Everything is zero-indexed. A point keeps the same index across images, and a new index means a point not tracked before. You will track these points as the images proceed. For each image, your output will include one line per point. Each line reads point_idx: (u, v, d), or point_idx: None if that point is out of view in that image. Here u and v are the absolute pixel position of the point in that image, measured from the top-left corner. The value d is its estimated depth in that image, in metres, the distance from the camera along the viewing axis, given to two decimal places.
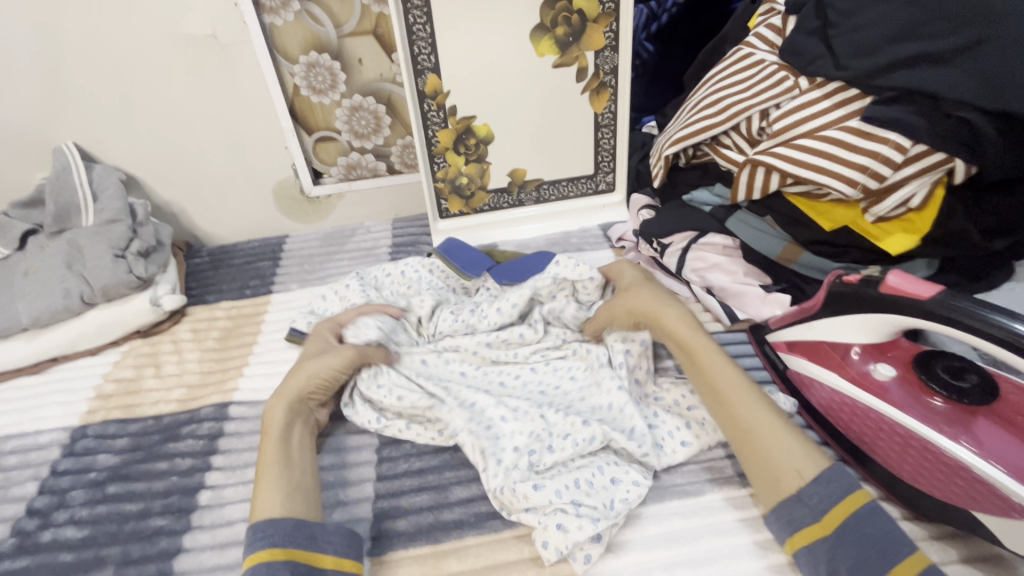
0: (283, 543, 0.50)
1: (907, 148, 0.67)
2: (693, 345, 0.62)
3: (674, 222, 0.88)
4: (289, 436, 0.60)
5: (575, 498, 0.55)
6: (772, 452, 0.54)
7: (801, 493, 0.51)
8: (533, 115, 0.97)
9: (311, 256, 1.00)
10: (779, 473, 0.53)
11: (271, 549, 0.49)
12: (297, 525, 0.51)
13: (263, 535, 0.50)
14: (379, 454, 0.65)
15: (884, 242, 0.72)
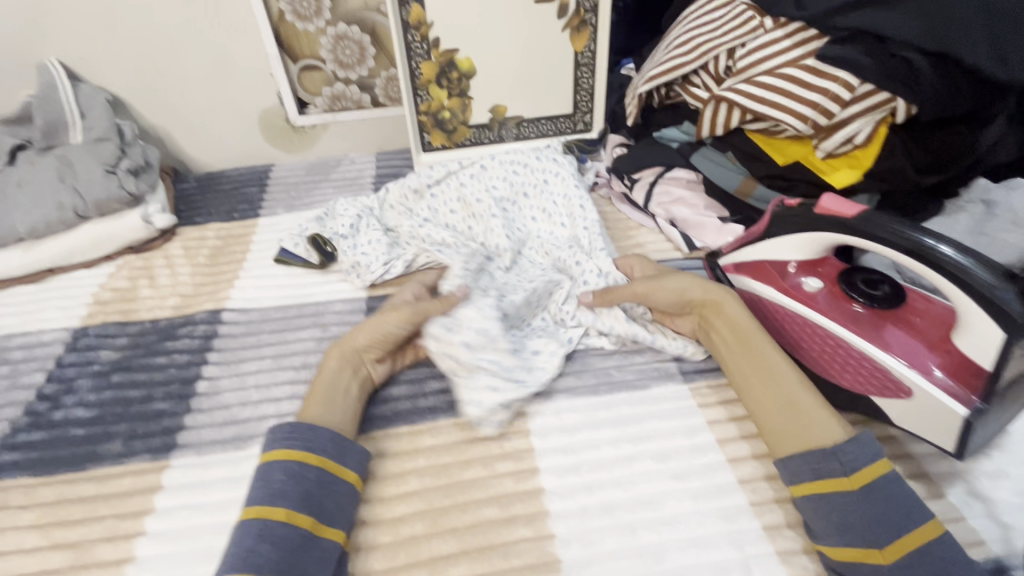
0: (320, 453, 0.54)
1: (854, 87, 0.72)
2: (742, 320, 0.62)
3: (644, 157, 0.95)
4: (337, 388, 0.61)
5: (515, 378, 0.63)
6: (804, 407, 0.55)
7: (840, 449, 0.51)
8: (515, 51, 1.00)
9: (297, 184, 1.04)
10: (810, 430, 0.54)
11: (309, 453, 0.53)
12: (334, 440, 0.55)
13: (297, 438, 0.54)
14: None
15: (830, 177, 0.78)
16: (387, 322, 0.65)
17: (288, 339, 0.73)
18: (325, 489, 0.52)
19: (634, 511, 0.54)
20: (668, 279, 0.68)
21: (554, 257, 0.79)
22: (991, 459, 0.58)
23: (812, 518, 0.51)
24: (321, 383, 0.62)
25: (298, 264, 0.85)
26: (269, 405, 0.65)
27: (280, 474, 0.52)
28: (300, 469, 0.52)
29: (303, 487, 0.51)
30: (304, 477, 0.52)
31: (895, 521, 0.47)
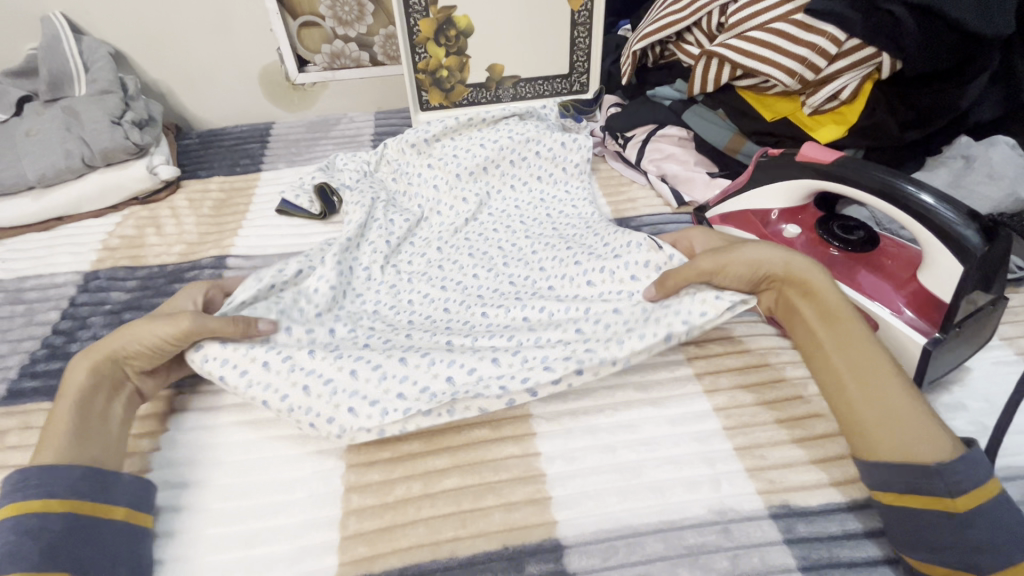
0: (64, 495, 0.47)
1: (842, 42, 0.74)
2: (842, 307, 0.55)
3: (638, 115, 0.97)
4: (91, 411, 0.53)
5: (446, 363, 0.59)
6: (906, 416, 0.49)
7: (944, 468, 0.45)
8: (513, 10, 1.01)
9: (297, 141, 1.06)
10: (912, 446, 0.47)
11: (48, 500, 0.46)
12: (84, 476, 0.49)
13: (28, 486, 0.46)
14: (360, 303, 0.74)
15: (817, 133, 0.81)
16: (155, 331, 0.57)
17: None
18: (76, 536, 0.46)
19: (615, 433, 0.58)
20: (747, 248, 0.59)
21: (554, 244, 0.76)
22: (951, 393, 0.61)
23: (898, 529, 0.47)
24: (68, 398, 0.53)
25: (299, 215, 0.88)
26: None
27: (10, 534, 0.44)
28: (39, 522, 0.45)
29: (43, 543, 0.44)
30: (44, 532, 0.45)
31: (1003, 548, 0.43)
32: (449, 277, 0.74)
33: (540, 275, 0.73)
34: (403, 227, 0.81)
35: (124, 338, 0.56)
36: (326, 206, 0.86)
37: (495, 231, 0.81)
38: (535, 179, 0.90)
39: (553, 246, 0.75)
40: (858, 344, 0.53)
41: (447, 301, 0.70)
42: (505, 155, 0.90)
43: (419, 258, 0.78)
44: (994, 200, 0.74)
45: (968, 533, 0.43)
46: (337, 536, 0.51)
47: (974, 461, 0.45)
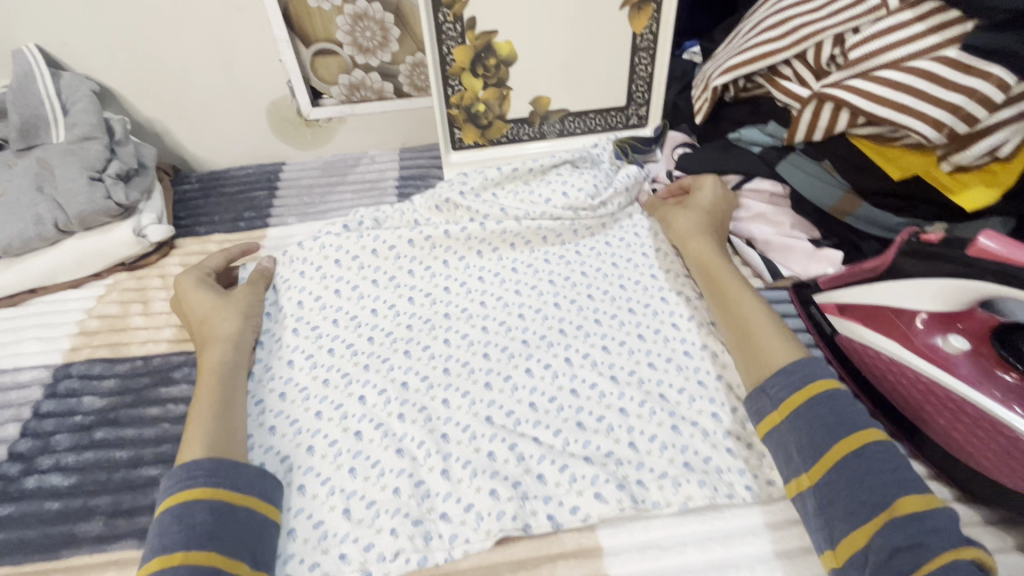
0: (246, 490, 0.50)
1: (1011, 88, 0.56)
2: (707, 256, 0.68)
3: (715, 163, 0.80)
4: (224, 375, 0.59)
5: (494, 449, 0.55)
6: (756, 331, 0.58)
7: (766, 384, 0.54)
8: (565, 33, 0.85)
9: (311, 186, 0.91)
10: (761, 352, 0.57)
11: (234, 492, 0.49)
12: (259, 475, 0.52)
13: (199, 476, 0.48)
14: (387, 357, 0.64)
15: (959, 197, 0.63)
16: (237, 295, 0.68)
17: (296, 347, 0.66)
18: (257, 531, 0.48)
19: None
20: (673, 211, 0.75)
21: (614, 309, 0.68)
22: None
23: None
24: (209, 374, 0.59)
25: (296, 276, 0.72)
26: (275, 429, 0.59)
27: (200, 510, 0.46)
28: (227, 506, 0.48)
29: (226, 536, 0.46)
30: (239, 514, 0.48)
31: (816, 442, 0.48)
32: (487, 321, 0.68)
33: (596, 316, 0.68)
34: (422, 265, 0.74)
35: (229, 321, 0.64)
36: (325, 257, 0.73)
37: (529, 270, 0.74)
38: (577, 222, 0.77)
39: (611, 301, 0.69)
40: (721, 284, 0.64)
41: (486, 346, 0.65)
42: (523, 200, 0.77)
43: (449, 295, 0.71)
44: None
45: (791, 437, 0.50)
46: None
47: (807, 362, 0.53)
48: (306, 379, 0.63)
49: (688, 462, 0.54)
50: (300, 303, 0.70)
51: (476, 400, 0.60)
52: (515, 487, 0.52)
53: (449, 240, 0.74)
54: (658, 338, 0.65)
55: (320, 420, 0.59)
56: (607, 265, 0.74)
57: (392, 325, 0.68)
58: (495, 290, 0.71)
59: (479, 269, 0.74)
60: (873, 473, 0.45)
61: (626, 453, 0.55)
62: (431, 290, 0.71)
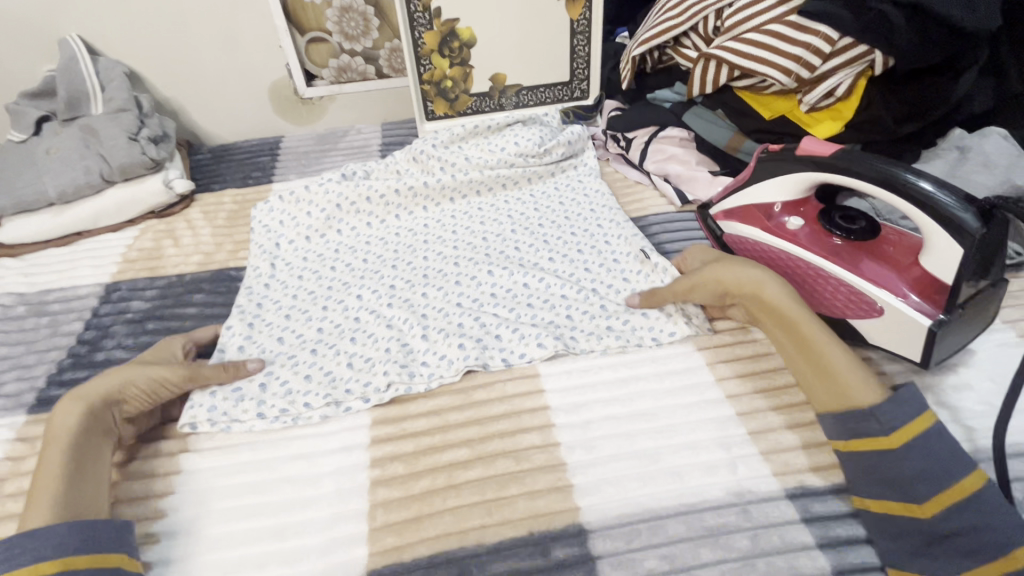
0: (58, 555, 0.45)
1: (835, 41, 0.77)
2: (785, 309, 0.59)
3: (638, 118, 1.00)
4: (84, 449, 0.54)
5: (464, 321, 0.71)
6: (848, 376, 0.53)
7: (877, 407, 0.50)
8: (516, 20, 1.04)
9: (307, 153, 1.08)
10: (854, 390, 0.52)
11: (39, 564, 0.45)
12: (72, 531, 0.47)
13: (18, 553, 0.45)
14: (376, 268, 0.81)
15: (814, 129, 0.83)
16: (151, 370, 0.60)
17: (306, 266, 0.83)
18: None
19: (633, 421, 0.59)
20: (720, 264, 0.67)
21: (559, 231, 0.85)
22: (958, 373, 0.63)
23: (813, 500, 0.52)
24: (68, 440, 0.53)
25: (303, 211, 0.90)
26: (291, 313, 0.75)
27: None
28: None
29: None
30: None
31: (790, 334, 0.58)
32: (459, 243, 0.85)
33: (546, 237, 0.85)
34: (406, 209, 0.91)
35: (107, 381, 0.57)
36: (325, 197, 0.90)
37: (493, 210, 0.91)
38: (527, 167, 0.95)
39: (557, 226, 0.86)
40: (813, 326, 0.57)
41: (456, 259, 0.81)
42: (483, 149, 0.95)
43: (429, 229, 0.88)
44: (991, 187, 0.74)
45: (901, 466, 0.47)
46: (368, 457, 0.59)
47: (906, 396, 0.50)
48: (314, 287, 0.79)
49: (611, 326, 0.69)
50: (309, 239, 0.87)
51: (451, 293, 0.75)
52: (478, 342, 0.68)
53: (425, 188, 0.91)
54: (595, 252, 0.81)
55: (326, 311, 0.74)
56: (556, 204, 0.91)
57: (382, 249, 0.85)
58: (465, 223, 0.88)
59: (452, 212, 0.91)
60: (990, 517, 0.44)
61: (563, 320, 0.70)
62: (415, 228, 0.89)
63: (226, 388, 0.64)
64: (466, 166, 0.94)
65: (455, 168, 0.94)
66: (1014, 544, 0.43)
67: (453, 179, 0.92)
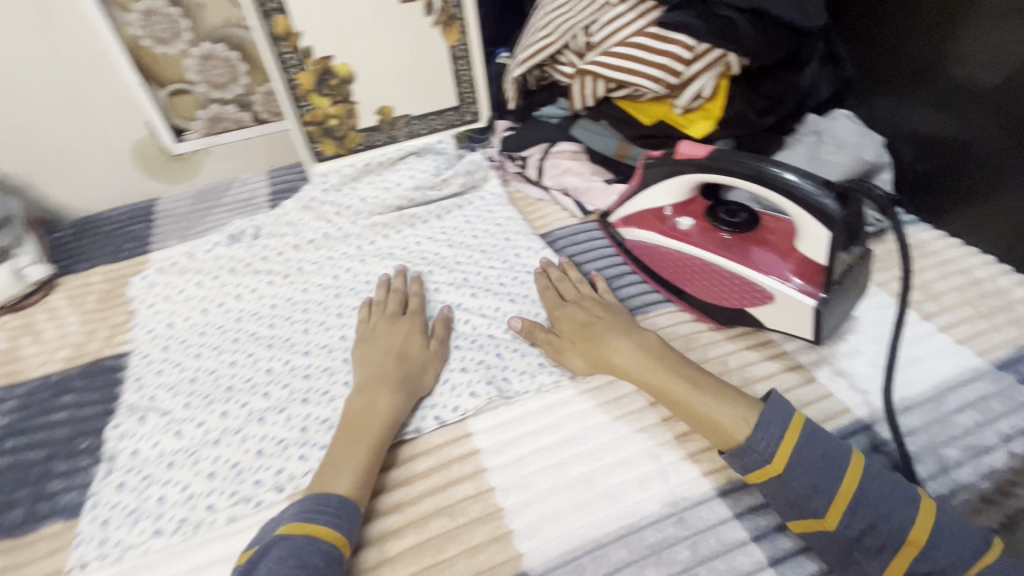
0: (332, 525, 0.49)
1: (693, 47, 0.81)
2: (647, 378, 0.58)
3: (529, 136, 1.01)
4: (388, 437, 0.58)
5: None
6: (714, 412, 0.52)
7: (753, 442, 0.49)
8: (392, 50, 1.02)
9: (187, 214, 0.99)
10: (726, 425, 0.51)
11: (324, 526, 0.48)
12: (345, 511, 0.51)
13: (326, 512, 0.49)
14: (284, 335, 0.74)
15: (690, 129, 0.87)
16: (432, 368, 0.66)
17: (202, 340, 0.74)
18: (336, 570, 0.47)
19: (563, 449, 0.58)
20: (576, 336, 0.66)
21: (478, 266, 0.83)
22: (847, 342, 0.68)
23: (742, 495, 0.53)
24: (375, 415, 0.58)
25: (191, 275, 0.82)
26: (188, 402, 0.66)
27: (313, 554, 0.46)
28: (339, 554, 0.48)
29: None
30: (325, 549, 0.47)
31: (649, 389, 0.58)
32: (375, 293, 0.79)
33: (465, 274, 0.82)
34: (313, 260, 0.84)
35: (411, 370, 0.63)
36: (211, 263, 0.83)
37: (407, 250, 0.86)
38: (432, 201, 0.93)
39: (475, 260, 0.84)
40: (679, 396, 0.55)
41: None
42: (380, 187, 0.91)
43: (341, 280, 0.82)
44: (846, 165, 0.81)
45: (790, 489, 0.47)
46: None
47: (772, 407, 0.51)
48: (216, 365, 0.71)
49: (542, 361, 0.67)
50: (206, 311, 0.78)
51: None
52: None
53: (328, 238, 0.86)
54: (517, 283, 0.79)
55: (232, 393, 0.67)
56: (469, 237, 0.89)
57: (286, 308, 0.78)
58: (379, 270, 0.83)
59: (362, 257, 0.85)
60: (878, 504, 0.45)
61: (495, 362, 0.67)
62: (324, 281, 0.82)
63: (119, 512, 0.56)
64: (367, 207, 0.90)
65: (355, 209, 0.89)
66: (908, 525, 0.44)
67: (358, 225, 0.88)
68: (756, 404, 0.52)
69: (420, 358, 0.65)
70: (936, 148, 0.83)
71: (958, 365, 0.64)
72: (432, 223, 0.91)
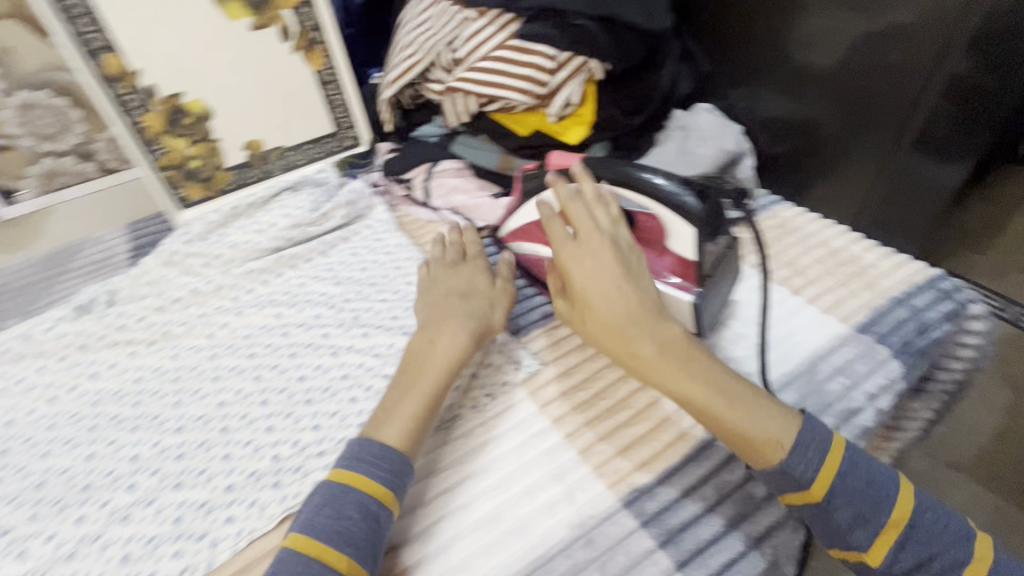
0: (377, 483, 0.51)
1: (554, 57, 0.82)
2: (673, 386, 0.53)
3: (411, 157, 0.98)
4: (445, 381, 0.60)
5: (276, 450, 0.60)
6: (750, 432, 0.49)
7: (787, 465, 0.47)
8: (251, 81, 0.95)
9: (31, 284, 0.87)
10: (758, 445, 0.49)
11: (368, 481, 0.50)
12: (391, 466, 0.52)
13: (366, 461, 0.52)
14: (149, 413, 0.66)
15: (564, 136, 0.88)
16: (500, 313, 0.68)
17: (48, 435, 0.65)
18: (367, 523, 0.48)
19: (469, 487, 0.56)
20: (590, 317, 0.57)
21: (368, 301, 0.78)
22: (730, 327, 0.71)
23: (646, 502, 0.53)
24: (436, 359, 0.60)
25: (32, 359, 0.72)
26: (35, 513, 0.58)
27: (350, 506, 0.49)
28: (376, 507, 0.50)
29: (376, 532, 0.49)
30: (360, 502, 0.49)
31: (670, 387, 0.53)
32: (256, 348, 0.72)
33: (355, 312, 0.76)
34: (181, 321, 0.76)
35: (470, 311, 0.66)
36: (57, 342, 0.73)
37: (291, 295, 0.80)
38: (312, 237, 0.87)
39: (365, 295, 0.79)
40: (713, 410, 0.51)
41: (255, 370, 0.69)
42: (250, 231, 0.85)
43: (215, 339, 0.74)
44: (711, 157, 0.85)
45: (835, 516, 0.47)
46: None
47: (811, 427, 0.49)
48: (68, 463, 0.62)
49: None
50: (53, 399, 0.68)
51: (255, 419, 0.64)
52: (295, 471, 0.58)
53: (197, 295, 0.78)
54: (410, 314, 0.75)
55: (91, 492, 0.59)
56: (357, 270, 0.84)
57: (151, 381, 0.70)
58: (258, 322, 0.76)
59: (238, 309, 0.78)
60: (931, 543, 0.46)
61: None
62: (195, 343, 0.74)
63: None
64: (238, 254, 0.83)
65: (225, 258, 0.82)
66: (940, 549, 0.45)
67: (231, 275, 0.81)
68: (794, 422, 0.50)
69: (480, 301, 0.68)
70: (790, 129, 0.91)
71: (826, 335, 0.68)
72: (315, 261, 0.85)
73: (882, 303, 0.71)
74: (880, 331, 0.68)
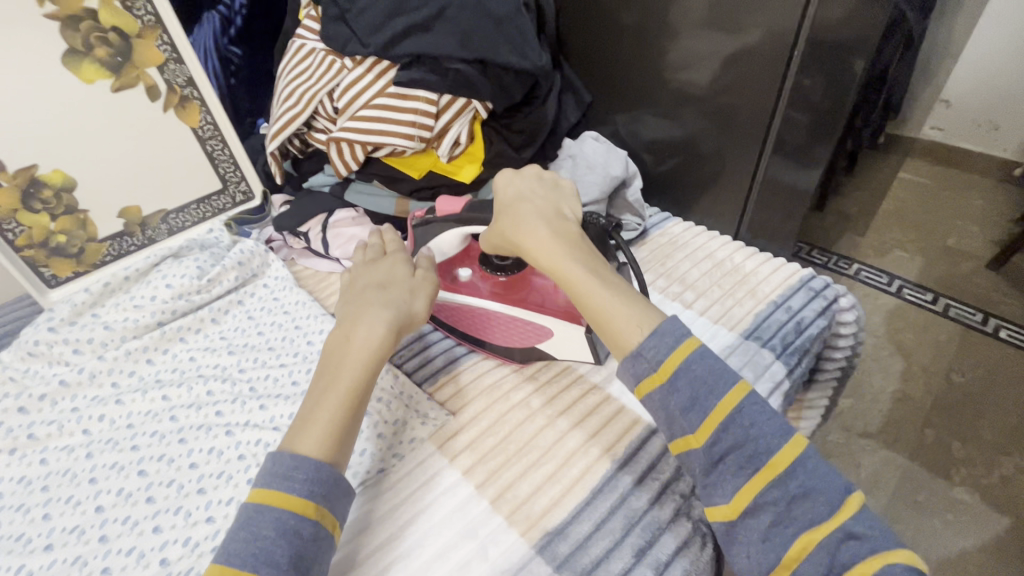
0: (295, 494, 0.48)
1: (437, 100, 0.83)
2: (557, 270, 0.58)
3: (304, 210, 0.95)
4: (366, 378, 0.56)
5: (165, 554, 0.55)
6: (608, 310, 0.54)
7: (641, 347, 0.51)
8: (120, 144, 0.88)
9: None
10: (618, 326, 0.53)
11: (284, 493, 0.47)
12: (309, 479, 0.48)
13: (280, 477, 0.48)
14: (10, 534, 0.59)
15: (458, 175, 0.89)
16: (424, 296, 0.65)
17: None
18: (294, 539, 0.46)
19: (380, 559, 0.53)
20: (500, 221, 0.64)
21: (266, 368, 0.74)
22: None
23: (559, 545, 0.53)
24: (352, 353, 0.56)
25: None
26: None
27: (266, 526, 0.46)
28: (299, 524, 0.46)
29: (300, 549, 0.45)
30: (279, 519, 0.46)
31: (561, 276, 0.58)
32: (139, 438, 0.66)
33: (252, 382, 0.72)
34: (49, 421, 0.69)
35: (394, 299, 0.61)
36: None
37: (178, 372, 0.74)
38: (201, 305, 0.82)
39: (262, 361, 0.75)
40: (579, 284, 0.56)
41: (139, 463, 0.63)
42: (126, 308, 0.78)
43: (92, 434, 0.68)
44: (602, 182, 0.88)
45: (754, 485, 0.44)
46: None
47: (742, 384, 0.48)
48: None
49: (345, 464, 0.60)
50: None
51: (139, 520, 0.58)
52: (187, 574, 0.54)
53: (68, 387, 0.72)
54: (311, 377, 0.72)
55: None
56: (254, 335, 0.79)
57: (14, 495, 0.62)
58: (142, 408, 0.70)
59: (117, 396, 0.71)
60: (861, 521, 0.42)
61: None
62: (67, 443, 0.67)
63: None
64: (113, 336, 0.76)
65: (99, 342, 0.75)
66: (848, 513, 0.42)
67: (106, 359, 0.74)
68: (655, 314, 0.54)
69: (403, 288, 0.63)
70: (670, 150, 0.97)
71: (717, 346, 0.72)
72: (206, 330, 0.80)
73: (763, 307, 0.76)
74: (763, 336, 0.72)
